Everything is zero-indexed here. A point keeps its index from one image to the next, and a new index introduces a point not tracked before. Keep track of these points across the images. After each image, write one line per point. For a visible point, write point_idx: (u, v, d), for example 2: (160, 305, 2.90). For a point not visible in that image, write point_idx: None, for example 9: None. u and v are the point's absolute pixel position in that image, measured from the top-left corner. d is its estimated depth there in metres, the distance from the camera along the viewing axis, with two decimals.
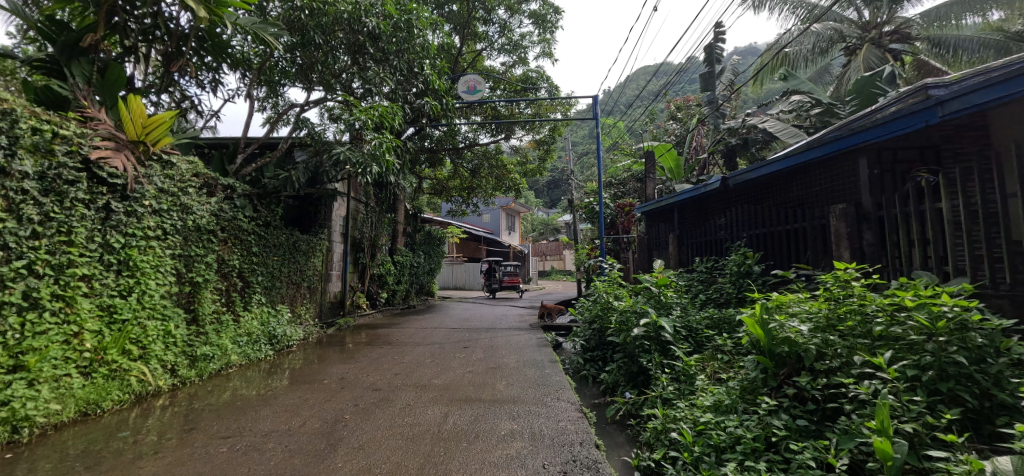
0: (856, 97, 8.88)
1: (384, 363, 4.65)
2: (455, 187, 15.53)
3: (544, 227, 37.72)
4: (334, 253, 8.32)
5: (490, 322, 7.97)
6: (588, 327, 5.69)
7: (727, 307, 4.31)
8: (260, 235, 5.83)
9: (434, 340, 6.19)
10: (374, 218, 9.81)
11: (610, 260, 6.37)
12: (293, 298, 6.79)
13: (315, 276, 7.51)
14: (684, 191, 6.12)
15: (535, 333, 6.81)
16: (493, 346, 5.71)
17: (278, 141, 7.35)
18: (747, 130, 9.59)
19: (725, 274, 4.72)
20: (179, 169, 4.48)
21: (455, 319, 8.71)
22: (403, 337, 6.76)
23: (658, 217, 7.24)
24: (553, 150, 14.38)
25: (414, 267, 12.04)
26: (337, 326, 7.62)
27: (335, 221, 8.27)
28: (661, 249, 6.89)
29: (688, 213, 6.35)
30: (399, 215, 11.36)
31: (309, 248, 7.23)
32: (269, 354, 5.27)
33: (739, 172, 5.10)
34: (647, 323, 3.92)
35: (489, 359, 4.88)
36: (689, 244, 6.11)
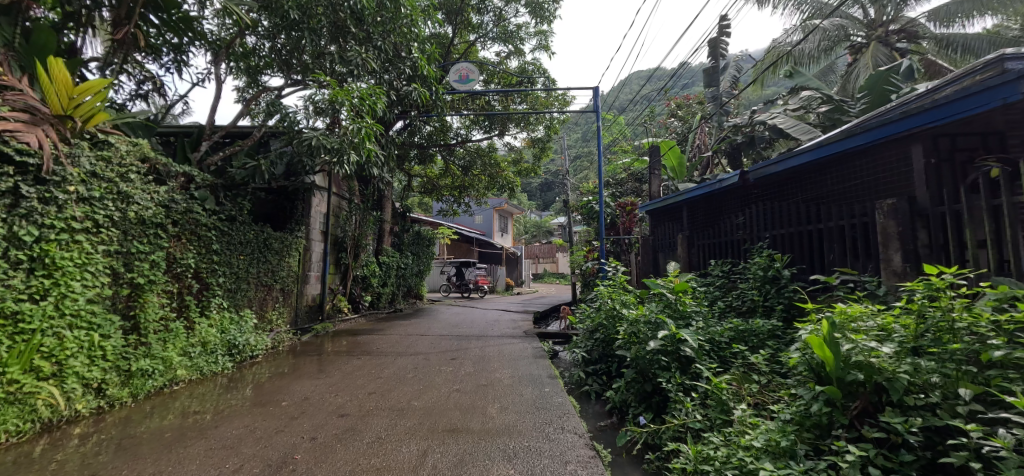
0: (868, 94, 8.45)
1: (357, 380, 4.00)
2: (446, 186, 14.88)
3: (537, 229, 37.13)
4: (312, 253, 7.66)
5: (481, 329, 7.35)
6: (590, 336, 5.11)
7: (753, 318, 3.77)
8: (222, 231, 5.17)
9: (419, 349, 5.57)
10: (358, 216, 9.15)
11: (614, 263, 5.77)
12: (263, 302, 6.13)
13: (290, 277, 6.85)
14: (695, 187, 5.56)
15: (530, 341, 6.21)
16: (484, 357, 5.11)
17: (249, 129, 6.69)
18: (755, 128, 9.10)
19: (748, 279, 4.18)
20: (117, 150, 3.82)
21: (444, 325, 8.06)
22: (384, 345, 6.12)
23: (664, 217, 6.67)
24: (548, 148, 13.83)
25: (402, 269, 11.38)
26: (314, 332, 6.96)
27: (314, 218, 7.61)
28: (667, 251, 6.32)
29: (698, 212, 5.79)
30: (386, 213, 10.69)
31: (283, 247, 6.57)
32: (229, 367, 4.62)
33: (761, 165, 4.54)
34: (665, 335, 3.36)
35: (480, 373, 4.27)
36: (700, 246, 5.55)
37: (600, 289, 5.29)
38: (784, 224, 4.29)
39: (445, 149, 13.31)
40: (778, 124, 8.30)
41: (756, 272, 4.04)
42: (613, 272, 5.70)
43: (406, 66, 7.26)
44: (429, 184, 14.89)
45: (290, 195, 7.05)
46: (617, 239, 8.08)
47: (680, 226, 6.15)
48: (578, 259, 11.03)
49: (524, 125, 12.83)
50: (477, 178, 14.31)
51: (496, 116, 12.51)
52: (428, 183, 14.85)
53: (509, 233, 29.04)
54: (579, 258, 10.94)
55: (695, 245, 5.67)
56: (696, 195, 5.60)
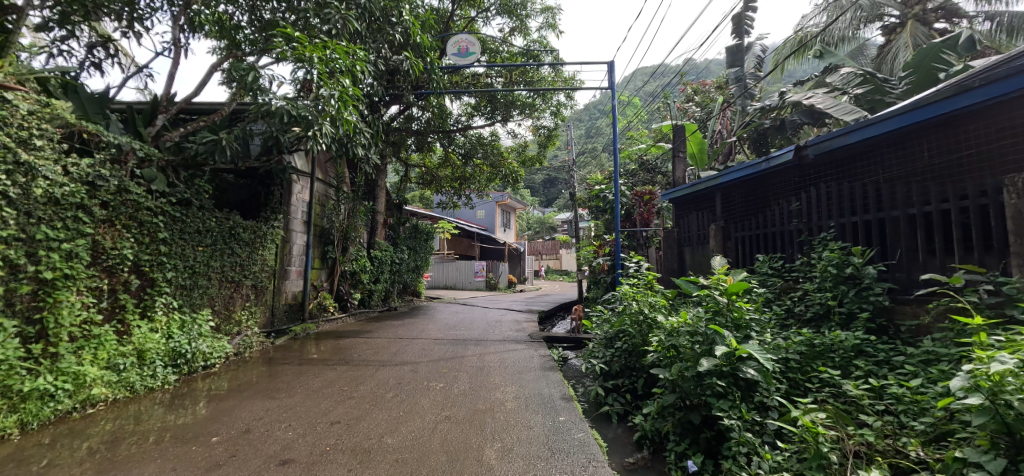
0: (913, 74, 7.58)
1: (321, 402, 3.17)
2: (446, 177, 13.98)
3: (540, 225, 35.91)
4: (293, 245, 6.84)
5: (480, 332, 6.52)
6: (610, 346, 4.26)
7: (830, 329, 2.93)
8: (173, 217, 4.36)
9: (407, 357, 4.74)
10: (346, 205, 8.31)
11: (639, 257, 4.85)
12: (229, 300, 5.31)
13: (264, 273, 6.05)
14: (733, 169, 4.67)
15: (538, 348, 5.38)
16: (482, 368, 4.27)
17: (216, 105, 5.83)
18: (786, 111, 8.19)
19: (815, 279, 3.33)
20: (14, 108, 3.00)
21: (440, 327, 7.23)
22: (368, 350, 5.30)
23: (691, 206, 5.73)
24: (555, 137, 12.90)
25: (397, 264, 10.54)
26: (292, 334, 6.16)
27: (294, 206, 6.78)
28: (696, 245, 5.39)
29: (735, 199, 4.88)
30: (378, 203, 9.84)
31: (255, 237, 5.75)
32: (174, 380, 3.81)
33: (824, 138, 3.65)
34: (723, 352, 2.53)
35: (477, 393, 3.43)
36: (741, 238, 4.65)
37: (622, 287, 4.44)
38: (859, 210, 3.40)
39: (444, 137, 12.40)
40: (815, 105, 7.40)
41: (828, 270, 3.19)
42: (635, 268, 4.83)
43: (395, 32, 6.33)
44: (427, 175, 14.00)
45: (264, 180, 6.20)
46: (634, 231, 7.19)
47: (713, 215, 5.22)
48: (587, 255, 10.16)
49: (529, 111, 11.93)
50: (478, 169, 13.42)
51: (499, 101, 11.59)
52: (426, 174, 13.98)
53: (512, 229, 28.09)
54: (588, 253, 10.07)
55: (734, 236, 4.76)
56: (735, 177, 4.68)
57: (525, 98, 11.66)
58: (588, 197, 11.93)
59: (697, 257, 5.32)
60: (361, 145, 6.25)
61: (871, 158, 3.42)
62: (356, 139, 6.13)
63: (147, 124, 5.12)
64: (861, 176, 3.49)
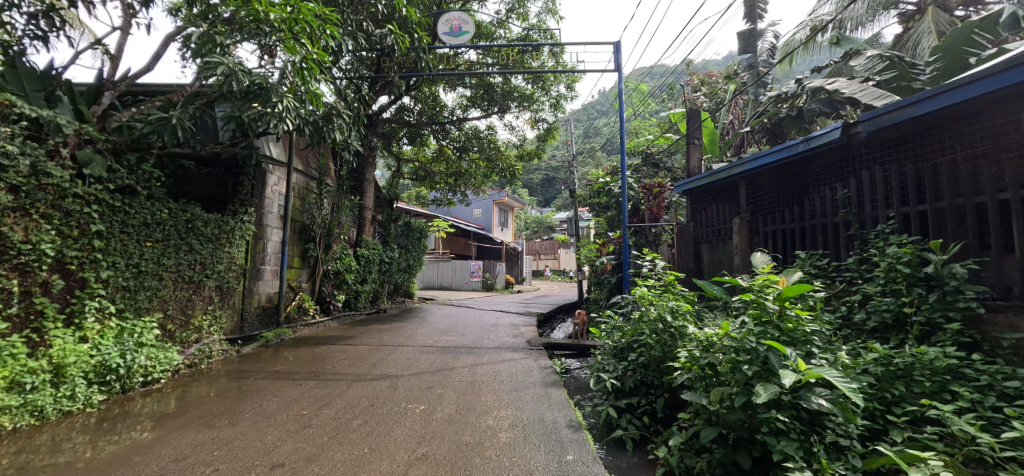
0: (942, 58, 7.13)
1: (267, 435, 2.53)
2: (441, 172, 13.33)
3: (537, 225, 34.98)
4: (267, 242, 6.19)
5: (473, 338, 5.88)
6: (624, 358, 3.64)
7: (910, 344, 2.31)
8: (111, 206, 3.74)
9: (387, 369, 4.10)
10: (330, 199, 7.67)
11: (654, 255, 4.22)
12: (187, 303, 4.67)
13: (232, 272, 5.41)
14: (763, 152, 4.04)
15: (538, 357, 4.74)
16: (473, 384, 3.65)
17: (173, 88, 5.17)
18: (804, 98, 7.60)
19: (880, 280, 2.71)
20: None
21: (430, 332, 6.60)
22: (344, 359, 4.65)
23: (710, 198, 5.10)
24: (554, 130, 12.26)
25: (386, 264, 9.87)
26: (263, 341, 5.51)
27: (267, 198, 6.13)
28: (716, 241, 4.77)
29: (765, 187, 4.26)
30: (365, 199, 9.19)
31: (219, 232, 5.12)
32: (101, 401, 3.17)
33: (882, 111, 3.03)
34: (786, 376, 1.92)
35: (464, 420, 2.80)
36: (771, 232, 4.04)
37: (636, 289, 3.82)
38: (930, 197, 2.80)
39: (438, 130, 11.77)
40: (837, 90, 6.80)
41: (899, 268, 2.58)
42: (650, 267, 4.20)
43: (378, 4, 5.71)
44: (420, 170, 13.35)
45: (230, 168, 5.53)
46: (642, 227, 6.56)
47: (736, 207, 4.61)
48: (590, 254, 9.52)
49: (528, 103, 11.31)
50: (473, 165, 12.78)
51: (496, 91, 10.96)
52: (419, 170, 13.32)
53: (509, 229, 27.35)
54: (591, 252, 9.43)
55: (763, 231, 4.15)
56: (765, 163, 4.08)
57: (523, 88, 11.04)
58: (590, 193, 11.29)
59: (718, 255, 4.70)
60: (339, 130, 5.60)
61: (944, 133, 2.83)
62: (334, 123, 5.48)
63: (91, 103, 4.50)
64: (930, 154, 2.89)
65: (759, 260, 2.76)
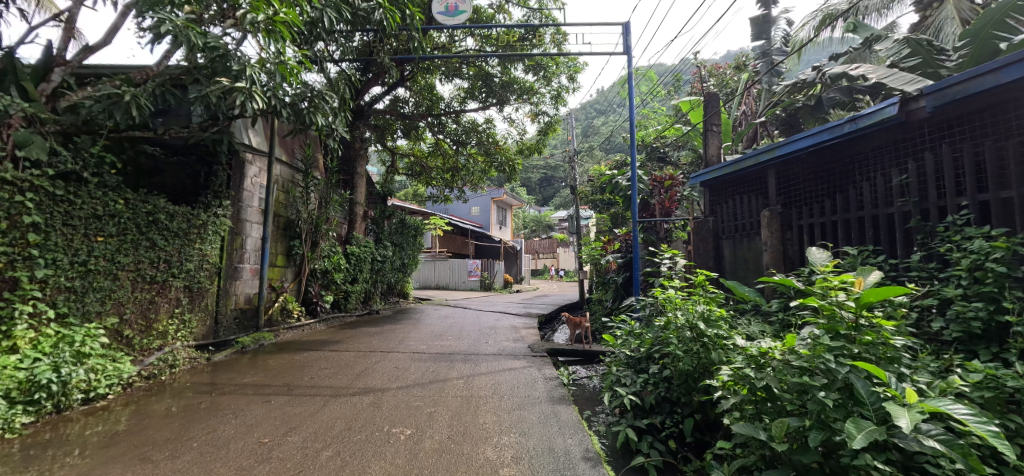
0: (968, 44, 6.31)
1: (213, 473, 2.04)
2: (437, 167, 12.81)
3: (536, 224, 34.26)
4: (246, 238, 5.68)
5: (470, 343, 5.40)
6: (643, 370, 3.16)
7: (1016, 360, 1.84)
8: (50, 195, 3.24)
9: (372, 382, 3.60)
10: (317, 193, 7.17)
11: (674, 252, 3.73)
12: (149, 306, 4.17)
13: (205, 271, 4.92)
14: (798, 136, 3.54)
15: (542, 366, 4.27)
16: (469, 401, 3.16)
17: (132, 69, 4.64)
18: (822, 86, 7.14)
19: (963, 282, 2.24)
20: None
21: (425, 336, 6.11)
22: (325, 367, 4.15)
23: (729, 189, 4.61)
24: (556, 124, 11.76)
25: (379, 263, 9.37)
26: (238, 347, 5.01)
27: (245, 190, 5.61)
28: (739, 237, 4.29)
29: (798, 176, 3.77)
30: (356, 194, 8.69)
31: (188, 226, 4.61)
32: (28, 424, 2.67)
33: (952, 81, 2.53)
34: (884, 411, 1.44)
35: (457, 450, 2.31)
36: (807, 227, 3.56)
37: (656, 290, 3.34)
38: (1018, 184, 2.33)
39: (435, 123, 11.26)
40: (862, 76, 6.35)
41: (989, 266, 2.11)
42: (669, 265, 3.72)
43: None
44: (416, 165, 12.84)
45: (202, 157, 5.02)
46: (652, 222, 6.08)
47: (761, 199, 4.12)
48: (593, 252, 9.04)
49: (528, 95, 10.83)
50: (471, 160, 12.29)
51: (495, 82, 10.47)
52: (415, 165, 12.82)
53: (507, 227, 26.80)
54: (595, 250, 8.94)
55: (797, 225, 3.68)
56: (799, 148, 3.58)
57: (523, 79, 10.55)
58: (592, 189, 10.79)
59: (743, 252, 4.22)
60: (323, 113, 5.11)
61: None
62: (314, 105, 4.98)
63: (39, 81, 3.98)
64: (1013, 132, 2.42)
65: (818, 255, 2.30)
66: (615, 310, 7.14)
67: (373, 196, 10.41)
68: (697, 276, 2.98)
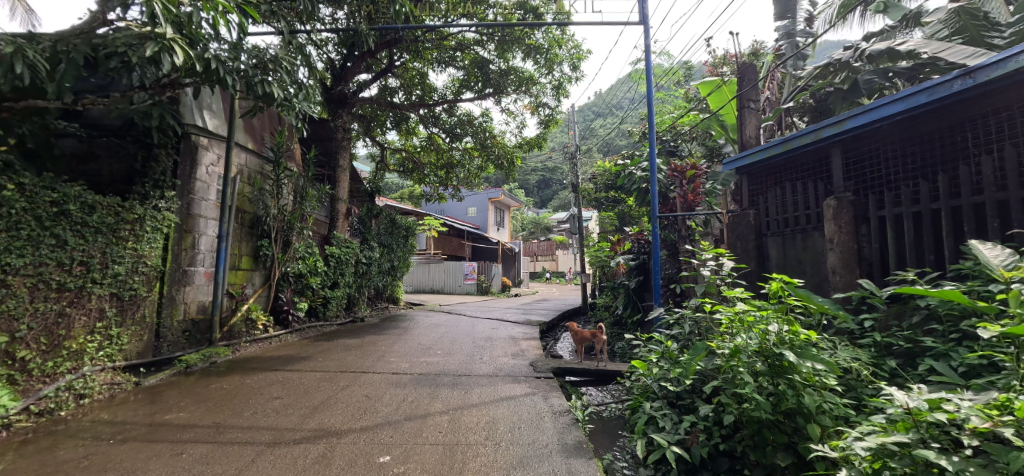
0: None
1: None
2: (431, 164, 11.98)
3: (535, 226, 33.18)
4: (200, 237, 4.85)
5: (462, 360, 4.56)
6: (688, 408, 2.34)
7: None
8: None
9: (330, 419, 2.78)
10: (291, 186, 6.34)
11: (723, 250, 2.90)
12: (57, 320, 3.33)
13: (141, 275, 4.08)
14: (879, 102, 2.75)
15: (550, 392, 3.43)
16: (451, 452, 2.33)
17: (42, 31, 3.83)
18: (860, 65, 6.39)
19: None
20: None
21: (411, 350, 5.27)
22: (277, 396, 3.32)
23: (774, 176, 3.80)
24: (558, 116, 10.97)
25: (365, 265, 8.52)
26: (182, 367, 4.17)
27: (196, 180, 4.78)
28: (790, 233, 3.49)
29: (874, 154, 2.96)
30: (339, 189, 7.87)
31: (116, 220, 3.78)
32: None
33: None
34: None
35: None
36: (891, 218, 2.77)
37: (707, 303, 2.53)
38: None
39: (427, 115, 10.46)
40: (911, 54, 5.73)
41: None
42: (713, 268, 2.90)
43: None
44: (408, 162, 12.02)
45: (140, 140, 4.20)
46: (673, 217, 5.27)
47: (818, 185, 3.34)
48: (600, 254, 8.20)
49: (528, 84, 10.04)
50: (467, 155, 11.50)
51: (493, 70, 9.68)
52: (407, 161, 12.00)
53: (506, 228, 25.92)
54: (602, 252, 8.10)
55: (875, 217, 2.88)
56: (881, 117, 2.78)
57: (522, 68, 9.79)
58: (596, 186, 9.97)
59: (795, 252, 3.43)
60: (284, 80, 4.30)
61: None
62: (270, 71, 4.17)
63: None
64: None
65: (991, 254, 2.00)
66: (628, 319, 6.28)
67: (360, 193, 9.58)
68: (770, 282, 2.18)
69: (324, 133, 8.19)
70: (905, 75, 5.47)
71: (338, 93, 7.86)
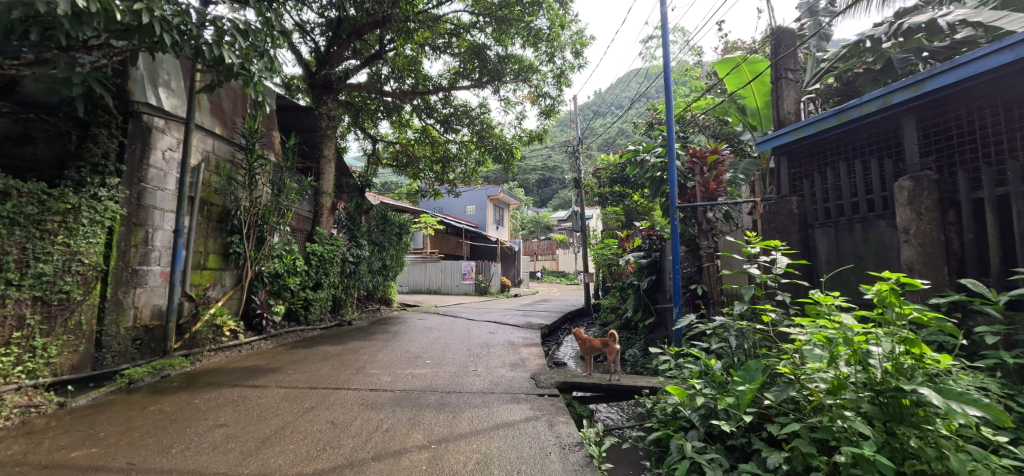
0: None
1: None
2: (425, 157, 11.36)
3: (535, 225, 32.44)
4: (152, 231, 4.24)
5: (452, 373, 3.95)
6: (748, 455, 1.73)
7: None
8: None
9: (276, 460, 2.18)
10: (266, 177, 5.73)
11: (778, 243, 2.28)
12: None
13: (76, 275, 3.47)
14: (980, 51, 2.16)
15: (556, 417, 2.81)
16: None
17: None
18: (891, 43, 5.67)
19: None
20: None
21: (397, 359, 4.65)
22: (222, 423, 2.72)
23: (820, 156, 3.19)
24: (560, 106, 10.36)
25: (353, 264, 7.91)
26: (123, 384, 3.55)
27: (147, 166, 4.17)
28: (845, 223, 2.89)
29: (963, 122, 2.37)
30: (323, 182, 7.25)
31: (39, 210, 3.18)
32: None
33: None
34: None
35: None
36: (995, 201, 2.18)
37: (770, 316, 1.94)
38: None
39: (421, 105, 9.85)
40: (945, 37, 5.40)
41: None
42: (765, 265, 2.28)
43: None
44: (401, 155, 11.41)
45: (74, 117, 3.58)
46: (691, 208, 4.65)
47: (881, 165, 2.76)
48: (606, 251, 7.58)
49: (528, 71, 9.43)
50: (463, 149, 10.88)
51: (490, 56, 9.08)
52: (401, 154, 11.37)
53: (505, 227, 25.26)
54: (608, 249, 7.48)
55: (969, 200, 2.29)
56: (981, 72, 2.19)
57: (521, 54, 9.18)
58: (600, 179, 9.35)
59: (852, 246, 2.84)
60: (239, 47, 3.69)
61: None
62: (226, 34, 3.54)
63: None
64: None
65: None
66: (638, 322, 5.71)
67: (349, 187, 8.94)
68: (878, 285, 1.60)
69: (307, 122, 7.58)
70: (945, 52, 4.93)
71: (323, 78, 7.28)
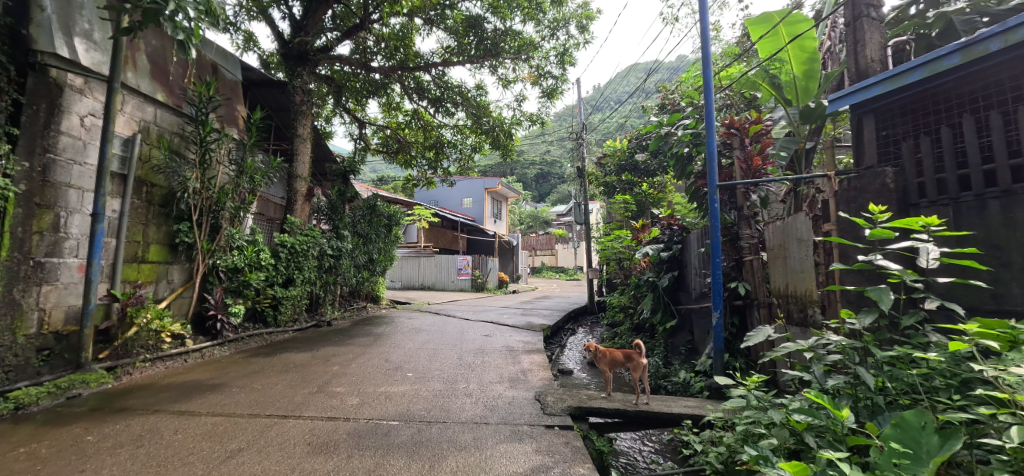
0: None
1: None
2: (417, 144, 10.50)
3: (533, 220, 31.52)
4: (67, 215, 3.42)
5: (437, 394, 3.15)
6: None
7: None
8: None
9: None
10: (223, 155, 4.90)
11: (928, 223, 1.60)
12: None
13: None
14: None
15: (574, 468, 2.02)
16: None
17: None
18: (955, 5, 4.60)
19: None
20: None
21: (373, 372, 3.84)
22: None
23: (927, 111, 2.40)
24: (563, 87, 9.51)
25: (333, 258, 7.09)
26: (11, 408, 2.75)
27: (57, 133, 3.35)
28: (976, 201, 2.11)
29: None
30: (298, 165, 6.41)
31: None
32: None
33: None
34: None
35: None
36: None
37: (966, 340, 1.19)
38: None
39: (412, 85, 8.98)
40: None
41: None
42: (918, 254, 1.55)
43: None
44: (391, 141, 10.54)
45: None
46: (729, 190, 3.85)
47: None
48: (616, 244, 6.80)
49: (530, 46, 8.56)
50: (458, 134, 10.03)
51: (488, 30, 8.21)
52: (391, 140, 10.50)
53: (503, 221, 24.37)
54: (619, 242, 6.69)
55: None
56: None
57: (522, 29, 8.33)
58: (606, 166, 8.52)
59: (984, 233, 2.07)
60: None
61: None
62: None
63: None
64: None
65: None
66: (656, 325, 4.93)
67: (331, 173, 8.09)
68: None
69: (281, 98, 6.72)
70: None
71: (297, 47, 6.43)
